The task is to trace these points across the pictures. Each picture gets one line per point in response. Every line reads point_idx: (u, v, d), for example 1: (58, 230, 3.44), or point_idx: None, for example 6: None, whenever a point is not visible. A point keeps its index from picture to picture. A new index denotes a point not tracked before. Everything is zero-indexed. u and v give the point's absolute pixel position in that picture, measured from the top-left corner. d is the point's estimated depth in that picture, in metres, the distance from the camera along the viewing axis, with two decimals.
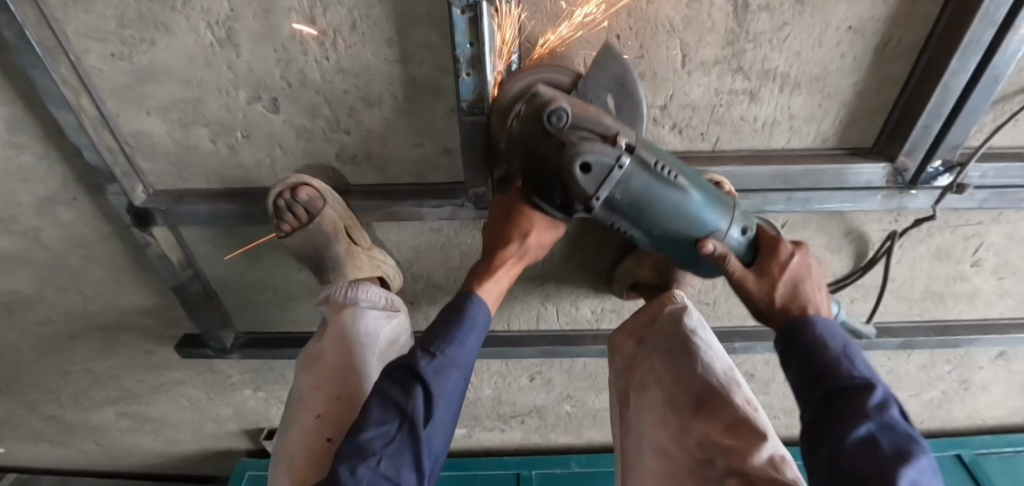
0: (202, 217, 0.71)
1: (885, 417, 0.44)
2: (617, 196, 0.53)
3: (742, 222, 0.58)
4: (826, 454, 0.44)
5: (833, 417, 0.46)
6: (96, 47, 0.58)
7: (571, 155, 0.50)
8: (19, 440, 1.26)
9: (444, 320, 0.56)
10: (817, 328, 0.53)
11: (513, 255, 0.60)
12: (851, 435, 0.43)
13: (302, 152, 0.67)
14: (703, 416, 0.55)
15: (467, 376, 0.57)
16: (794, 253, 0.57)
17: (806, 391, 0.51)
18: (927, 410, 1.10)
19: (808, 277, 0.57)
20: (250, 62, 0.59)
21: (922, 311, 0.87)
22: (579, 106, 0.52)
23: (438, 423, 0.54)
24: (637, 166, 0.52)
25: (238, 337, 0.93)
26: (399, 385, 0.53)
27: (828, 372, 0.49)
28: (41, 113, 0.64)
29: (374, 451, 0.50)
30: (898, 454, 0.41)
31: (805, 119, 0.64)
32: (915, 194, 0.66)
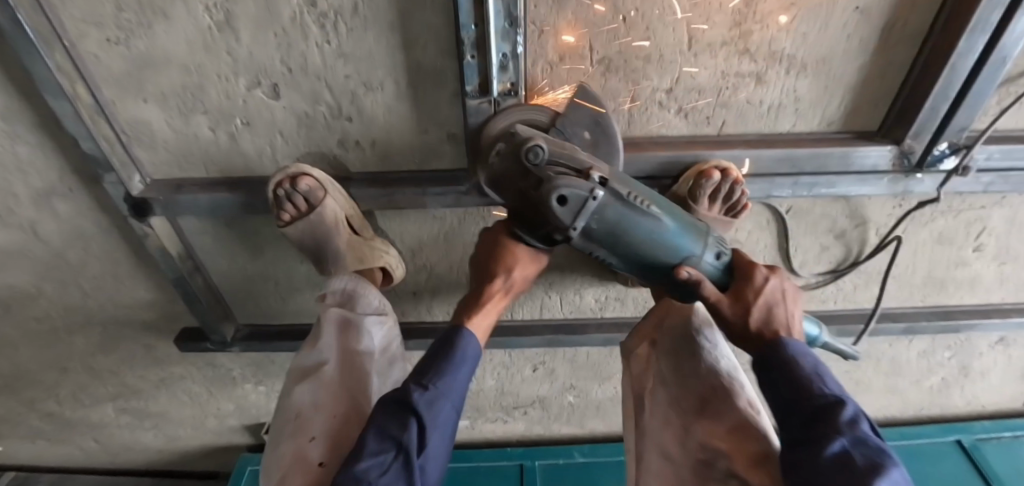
0: (202, 207, 0.70)
1: (856, 432, 0.42)
2: (594, 226, 0.54)
3: (716, 248, 0.59)
4: (803, 474, 0.41)
5: (808, 437, 0.43)
6: (93, 32, 0.57)
7: (548, 189, 0.52)
8: (18, 438, 1.25)
9: (437, 353, 0.56)
10: (788, 347, 0.51)
11: (501, 286, 0.62)
12: (827, 452, 0.40)
13: (303, 139, 0.66)
14: (707, 416, 0.58)
15: (460, 407, 0.57)
16: (769, 278, 0.57)
17: (783, 414, 0.49)
18: (928, 397, 1.10)
19: (785, 301, 0.56)
20: (250, 46, 0.58)
21: (923, 297, 0.87)
22: (556, 144, 0.54)
23: (431, 455, 0.52)
24: (611, 196, 0.53)
25: (239, 330, 0.92)
26: (393, 419, 0.51)
27: (801, 391, 0.47)
28: (36, 101, 0.63)
29: (369, 484, 0.47)
30: (873, 468, 0.38)
31: (811, 102, 0.63)
32: (920, 178, 0.66)
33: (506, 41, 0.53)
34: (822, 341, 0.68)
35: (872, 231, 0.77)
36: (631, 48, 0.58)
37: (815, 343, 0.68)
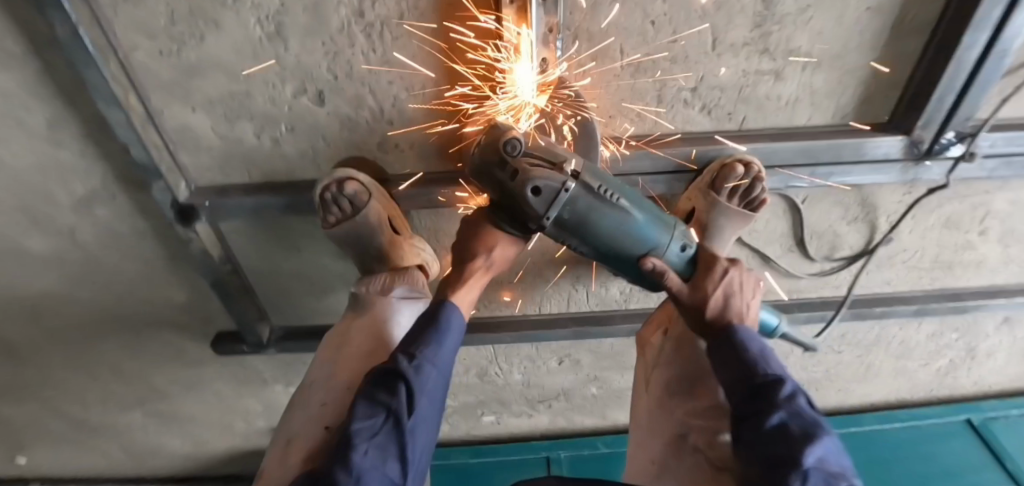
0: (247, 209, 0.74)
1: (792, 404, 0.50)
2: (565, 216, 0.59)
3: (682, 239, 0.65)
4: (748, 440, 0.49)
5: (751, 411, 0.51)
6: (145, 43, 0.59)
7: (523, 180, 0.56)
8: (43, 447, 1.26)
9: (422, 327, 0.60)
10: (740, 333, 0.59)
11: (480, 266, 0.66)
12: (767, 422, 0.48)
13: (344, 142, 0.69)
14: (690, 396, 0.68)
15: (446, 378, 0.60)
16: (728, 269, 0.64)
17: (732, 391, 0.56)
18: (937, 378, 1.15)
19: (740, 291, 0.64)
20: (298, 54, 0.60)
21: (932, 280, 0.92)
22: (530, 140, 0.57)
23: (421, 421, 0.54)
24: (581, 189, 0.58)
25: (274, 331, 0.96)
26: (381, 386, 0.53)
27: (747, 370, 0.55)
28: (82, 112, 0.64)
29: (362, 441, 0.48)
30: (806, 436, 0.46)
31: (827, 95, 0.67)
32: (929, 166, 0.71)
33: (545, 46, 0.57)
34: (779, 332, 0.82)
35: (883, 218, 0.81)
36: (659, 49, 0.61)
37: (775, 332, 0.82)
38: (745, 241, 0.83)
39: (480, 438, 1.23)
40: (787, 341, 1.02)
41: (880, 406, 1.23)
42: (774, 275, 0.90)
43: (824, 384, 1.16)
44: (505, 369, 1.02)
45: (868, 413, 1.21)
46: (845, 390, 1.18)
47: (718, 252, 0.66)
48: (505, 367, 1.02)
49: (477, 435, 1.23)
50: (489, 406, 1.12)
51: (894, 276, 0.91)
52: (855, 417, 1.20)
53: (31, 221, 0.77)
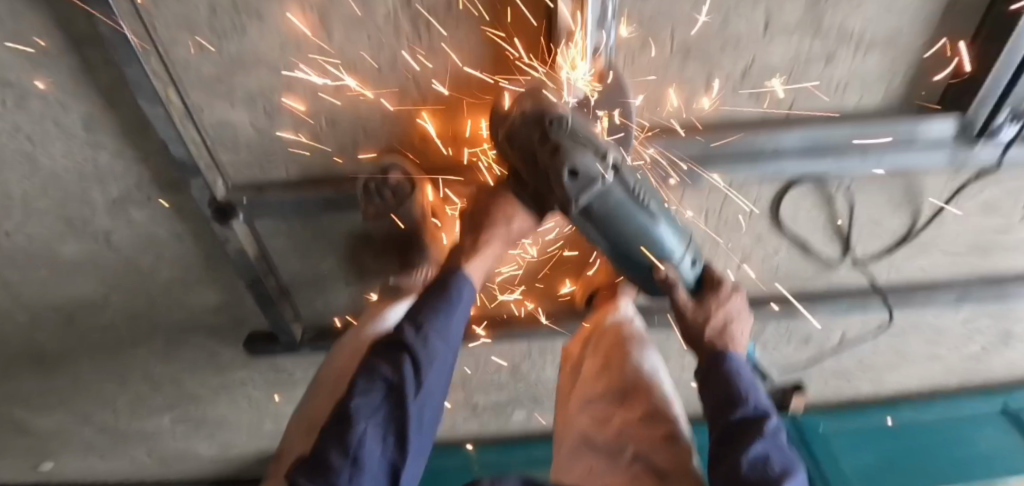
0: (289, 206, 0.73)
1: (774, 440, 0.56)
2: (594, 205, 0.58)
3: (695, 255, 0.68)
4: (723, 463, 0.54)
5: (737, 436, 0.56)
6: (185, 38, 0.58)
7: (563, 160, 0.54)
8: (70, 454, 1.25)
9: (430, 296, 0.61)
10: (733, 363, 0.65)
11: (498, 236, 0.65)
12: (750, 448, 0.53)
13: (386, 135, 0.69)
14: (626, 405, 0.70)
15: (455, 348, 0.61)
16: (733, 295, 0.70)
17: (715, 408, 0.61)
18: (969, 364, 1.14)
19: (737, 320, 0.71)
20: (341, 46, 0.59)
21: (971, 265, 0.91)
22: (578, 117, 0.56)
23: (428, 394, 0.57)
24: (617, 181, 0.58)
25: (307, 331, 0.95)
26: (387, 359, 0.57)
27: (738, 395, 0.60)
28: (121, 110, 0.63)
29: (361, 419, 0.53)
30: (783, 474, 0.52)
31: (877, 78, 0.65)
32: (979, 148, 0.69)
33: (600, 35, 0.54)
34: None
35: (927, 203, 0.80)
36: (711, 34, 0.59)
37: None
38: (787, 230, 0.82)
39: (511, 433, 1.26)
40: (822, 331, 1.01)
41: (911, 394, 1.24)
42: (814, 264, 0.88)
43: (856, 373, 1.16)
44: (538, 364, 1.03)
45: (907, 404, 1.21)
46: (877, 380, 1.18)
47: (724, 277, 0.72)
48: (539, 363, 1.03)
49: (509, 429, 1.25)
50: (523, 404, 1.15)
51: (933, 263, 0.90)
52: (888, 407, 1.20)
53: (63, 223, 0.76)
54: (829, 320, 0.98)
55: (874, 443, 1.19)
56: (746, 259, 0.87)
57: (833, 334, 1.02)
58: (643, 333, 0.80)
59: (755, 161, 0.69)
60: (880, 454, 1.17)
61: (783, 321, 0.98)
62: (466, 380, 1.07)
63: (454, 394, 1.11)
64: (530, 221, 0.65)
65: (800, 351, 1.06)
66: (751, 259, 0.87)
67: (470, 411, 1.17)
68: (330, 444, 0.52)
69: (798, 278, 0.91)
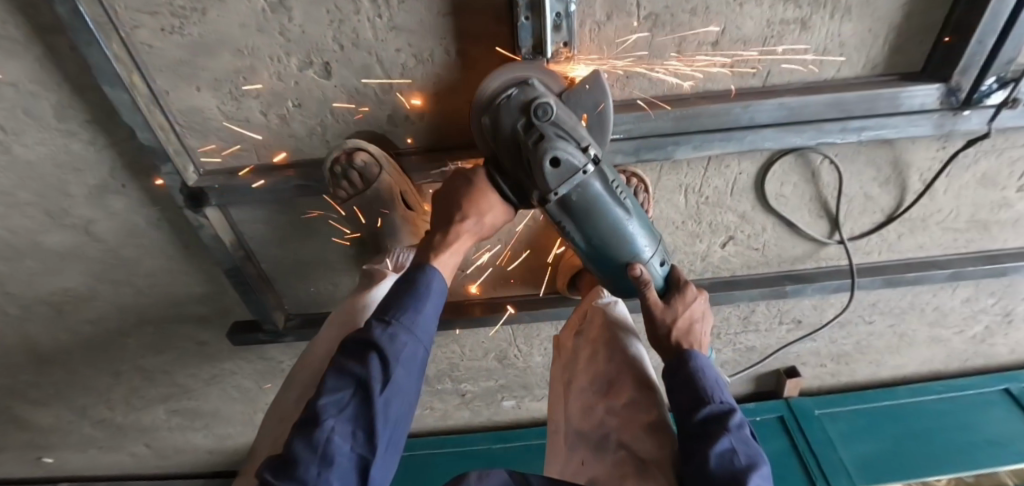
0: (262, 192, 0.71)
1: (740, 433, 0.52)
2: (573, 197, 0.57)
3: (663, 256, 0.67)
4: (693, 466, 0.51)
5: (704, 433, 0.53)
6: (147, 21, 0.57)
7: (545, 149, 0.53)
8: (68, 448, 1.27)
9: (400, 291, 0.58)
10: (697, 359, 0.60)
11: (468, 230, 0.63)
12: (717, 447, 0.50)
13: (354, 116, 0.68)
14: (611, 395, 0.66)
15: (427, 344, 0.58)
16: (697, 297, 0.66)
17: (682, 408, 0.57)
18: (971, 346, 1.12)
19: (701, 321, 0.66)
20: (303, 24, 0.58)
21: (968, 242, 0.88)
22: (562, 110, 0.55)
23: (399, 391, 0.53)
24: (596, 175, 0.57)
25: (291, 319, 0.95)
26: (353, 356, 0.53)
27: (703, 392, 0.57)
28: (88, 96, 0.63)
29: (328, 417, 0.49)
30: (750, 466, 0.49)
31: (856, 45, 0.63)
32: (967, 115, 0.67)
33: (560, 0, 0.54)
34: None
35: (916, 176, 0.77)
36: (678, 2, 0.58)
37: None
38: (772, 207, 0.80)
39: (503, 423, 1.26)
40: (815, 312, 0.99)
41: (914, 378, 1.21)
42: (802, 242, 0.86)
43: (853, 356, 1.13)
44: (525, 351, 1.03)
45: (902, 387, 1.18)
46: (875, 363, 1.16)
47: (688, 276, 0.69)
48: (526, 349, 1.03)
49: (500, 419, 1.25)
50: (512, 392, 1.15)
51: (928, 240, 0.87)
52: (888, 390, 1.17)
53: (42, 214, 0.76)
54: (821, 300, 0.95)
55: (875, 430, 1.12)
56: (732, 239, 0.85)
57: (827, 315, 0.99)
58: (626, 316, 0.77)
59: (734, 132, 0.67)
60: (882, 441, 1.10)
61: (774, 303, 0.96)
62: (453, 367, 1.07)
63: (443, 382, 1.11)
64: (505, 213, 0.64)
65: (793, 333, 1.04)
66: (736, 239, 0.85)
67: (461, 400, 1.17)
68: (297, 444, 0.48)
69: (786, 258, 0.89)
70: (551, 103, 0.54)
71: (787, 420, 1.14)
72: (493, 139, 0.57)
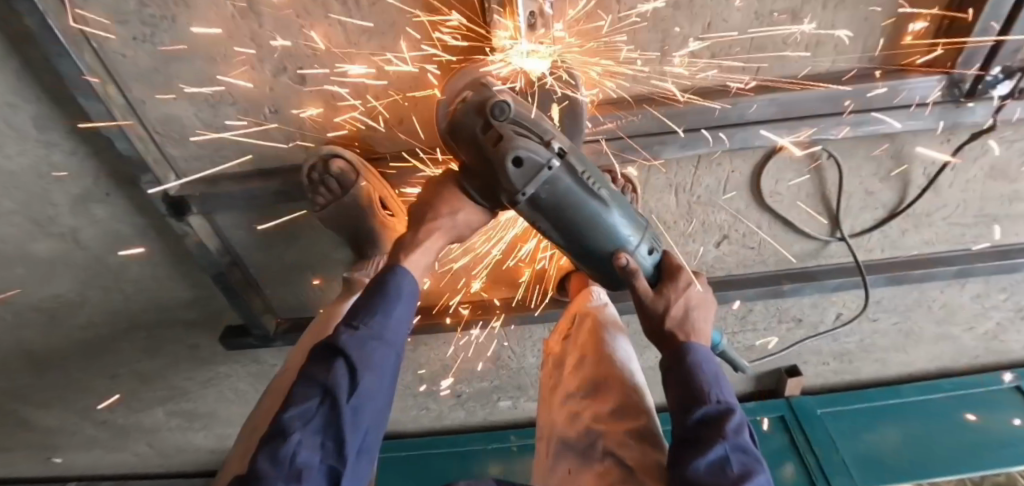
0: (242, 198, 0.71)
1: (738, 439, 0.49)
2: (543, 196, 0.55)
3: (650, 243, 0.63)
4: (675, 476, 0.48)
5: (696, 439, 0.50)
6: (118, 30, 0.56)
7: (505, 149, 0.51)
8: (75, 448, 1.30)
9: (369, 295, 0.58)
10: (694, 352, 0.58)
11: (440, 226, 0.61)
12: (707, 457, 0.47)
13: (331, 121, 0.67)
14: (597, 399, 0.65)
15: (398, 348, 0.58)
16: (692, 283, 0.63)
17: (677, 408, 0.54)
18: (982, 342, 1.09)
19: (697, 309, 0.63)
20: (274, 30, 0.56)
21: (975, 238, 0.85)
22: (522, 106, 0.53)
23: (368, 398, 0.53)
24: (565, 170, 0.54)
25: (281, 323, 0.95)
26: (320, 364, 0.53)
27: (698, 390, 0.54)
28: (63, 106, 0.62)
29: (294, 430, 0.48)
30: (743, 476, 0.46)
31: (851, 36, 0.60)
32: (971, 107, 0.63)
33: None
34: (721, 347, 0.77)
35: (919, 171, 0.74)
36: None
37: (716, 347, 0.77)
38: (767, 205, 0.77)
39: (499, 422, 1.26)
40: (816, 310, 0.96)
41: (921, 374, 1.18)
42: (799, 240, 0.83)
43: (857, 354, 1.10)
44: (518, 352, 1.03)
45: (908, 385, 1.15)
46: (880, 361, 1.13)
47: (683, 263, 0.65)
48: (519, 350, 1.02)
49: (496, 419, 1.25)
50: (507, 391, 1.15)
51: (934, 236, 0.84)
52: (895, 389, 1.14)
53: (31, 223, 0.76)
54: (821, 299, 0.93)
55: (878, 430, 1.10)
56: (726, 238, 0.83)
57: (828, 313, 0.97)
58: (618, 319, 0.75)
59: (721, 130, 0.65)
60: (884, 440, 1.08)
61: (772, 302, 0.93)
62: (446, 369, 1.07)
63: (437, 383, 1.11)
64: (478, 215, 0.62)
65: (793, 332, 1.02)
66: (730, 238, 0.83)
67: (456, 400, 1.17)
68: (262, 460, 0.47)
69: (783, 257, 0.87)
70: (507, 101, 0.52)
71: (787, 419, 1.12)
72: (455, 141, 0.56)
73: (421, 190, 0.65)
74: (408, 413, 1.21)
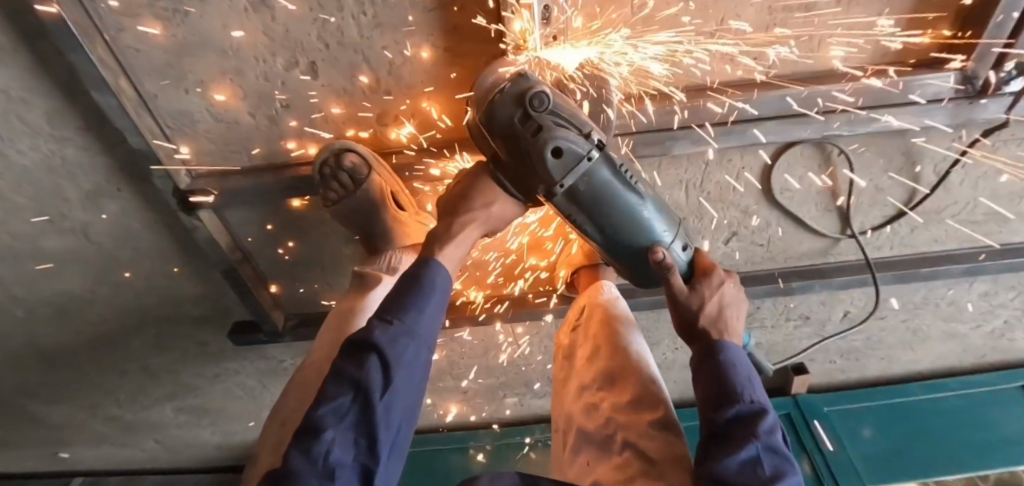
0: (252, 193, 0.71)
1: (771, 440, 0.49)
2: (581, 187, 0.56)
3: (683, 240, 0.65)
4: (703, 471, 0.48)
5: (727, 438, 0.50)
6: (130, 24, 0.56)
7: (545, 139, 0.52)
8: (82, 444, 1.30)
9: (402, 289, 0.57)
10: (729, 351, 0.58)
11: (475, 220, 0.61)
12: (740, 456, 0.47)
13: (343, 116, 0.67)
14: (614, 391, 0.65)
15: (430, 344, 0.57)
16: (724, 281, 0.63)
17: (706, 405, 0.54)
18: (988, 340, 1.09)
19: (731, 306, 0.63)
20: (286, 24, 0.56)
21: (985, 235, 0.85)
22: (559, 97, 0.53)
23: (400, 395, 0.53)
24: (603, 161, 0.56)
25: (290, 319, 0.95)
26: (352, 360, 0.52)
27: (732, 388, 0.54)
28: (76, 101, 0.62)
29: (328, 427, 0.49)
30: (775, 477, 0.47)
31: (863, 31, 0.60)
32: (985, 103, 0.63)
33: None
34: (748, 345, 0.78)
35: (930, 168, 0.74)
36: None
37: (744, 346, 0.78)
38: (777, 202, 0.77)
39: (505, 419, 1.26)
40: (824, 308, 0.96)
41: (926, 372, 1.18)
42: (809, 237, 0.83)
43: (864, 352, 1.10)
44: (526, 349, 1.03)
45: (913, 384, 1.15)
46: (887, 358, 1.13)
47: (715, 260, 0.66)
48: (526, 347, 1.02)
49: (502, 415, 1.25)
50: (514, 388, 1.15)
51: (943, 233, 0.84)
52: (900, 389, 1.14)
53: (42, 218, 0.77)
54: (830, 296, 0.93)
55: (885, 427, 1.09)
56: (736, 235, 0.83)
57: (836, 311, 0.97)
58: (629, 312, 0.75)
59: (732, 126, 0.65)
60: (890, 437, 1.08)
61: (780, 300, 0.94)
62: (454, 365, 1.07)
63: (444, 380, 1.12)
64: (512, 208, 0.63)
65: (800, 329, 1.02)
66: (740, 234, 0.83)
67: (463, 397, 1.17)
68: (296, 456, 0.49)
69: (792, 254, 0.87)
70: (545, 90, 0.52)
71: (794, 417, 1.13)
72: (487, 133, 0.55)
73: (452, 183, 0.64)
74: None
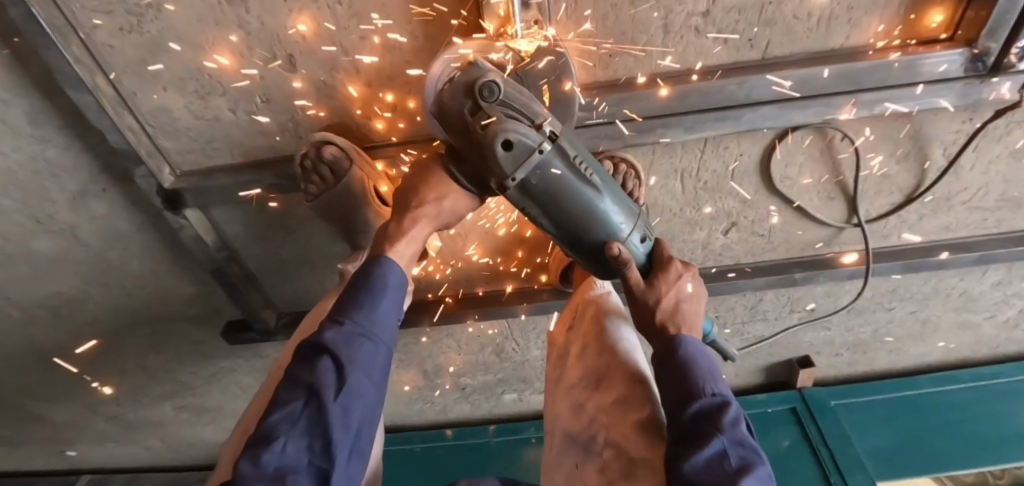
0: (233, 190, 0.70)
1: (735, 433, 0.47)
2: (533, 182, 0.53)
3: (643, 231, 0.61)
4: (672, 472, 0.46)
5: (693, 434, 0.48)
6: (104, 20, 0.55)
7: (493, 132, 0.49)
8: (87, 442, 1.31)
9: (354, 290, 0.57)
10: (688, 346, 0.56)
11: (427, 214, 0.60)
12: (705, 451, 0.45)
13: (324, 109, 0.65)
14: (599, 390, 0.62)
15: (388, 343, 0.57)
16: (683, 273, 0.62)
17: (671, 404, 0.52)
18: (1004, 331, 1.05)
19: (689, 300, 0.62)
20: (261, 16, 0.55)
21: (999, 222, 0.81)
22: (510, 85, 0.51)
23: (358, 396, 0.51)
24: (556, 154, 0.53)
25: (282, 317, 0.95)
26: (306, 363, 0.52)
27: (692, 384, 0.52)
28: (54, 100, 0.61)
29: (280, 434, 0.47)
30: (741, 470, 0.44)
31: (867, 7, 0.56)
32: (997, 82, 0.59)
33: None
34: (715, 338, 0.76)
35: (939, 152, 0.70)
36: None
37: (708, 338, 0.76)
38: (777, 191, 0.74)
39: (505, 415, 1.25)
40: (828, 299, 0.93)
41: (938, 364, 1.15)
42: (811, 226, 0.80)
43: (872, 345, 1.07)
44: (522, 345, 1.01)
45: (925, 376, 1.12)
46: (896, 351, 1.10)
47: (674, 251, 0.64)
48: (522, 343, 1.01)
49: (501, 411, 1.24)
50: (512, 384, 1.14)
51: (954, 220, 0.80)
52: (910, 379, 1.11)
53: (29, 220, 0.76)
54: (834, 287, 0.90)
55: (894, 420, 1.07)
56: (735, 225, 0.80)
57: (841, 303, 0.94)
58: (621, 307, 0.73)
59: (727, 109, 0.62)
60: (897, 430, 1.05)
61: (784, 291, 0.91)
62: (450, 361, 1.06)
63: (441, 377, 1.10)
64: (466, 201, 0.61)
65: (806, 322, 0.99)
66: (739, 225, 0.80)
67: (460, 393, 1.16)
68: (245, 465, 0.46)
69: (794, 245, 0.84)
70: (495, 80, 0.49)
71: (800, 412, 1.10)
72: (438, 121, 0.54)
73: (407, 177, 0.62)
74: (413, 407, 1.21)
